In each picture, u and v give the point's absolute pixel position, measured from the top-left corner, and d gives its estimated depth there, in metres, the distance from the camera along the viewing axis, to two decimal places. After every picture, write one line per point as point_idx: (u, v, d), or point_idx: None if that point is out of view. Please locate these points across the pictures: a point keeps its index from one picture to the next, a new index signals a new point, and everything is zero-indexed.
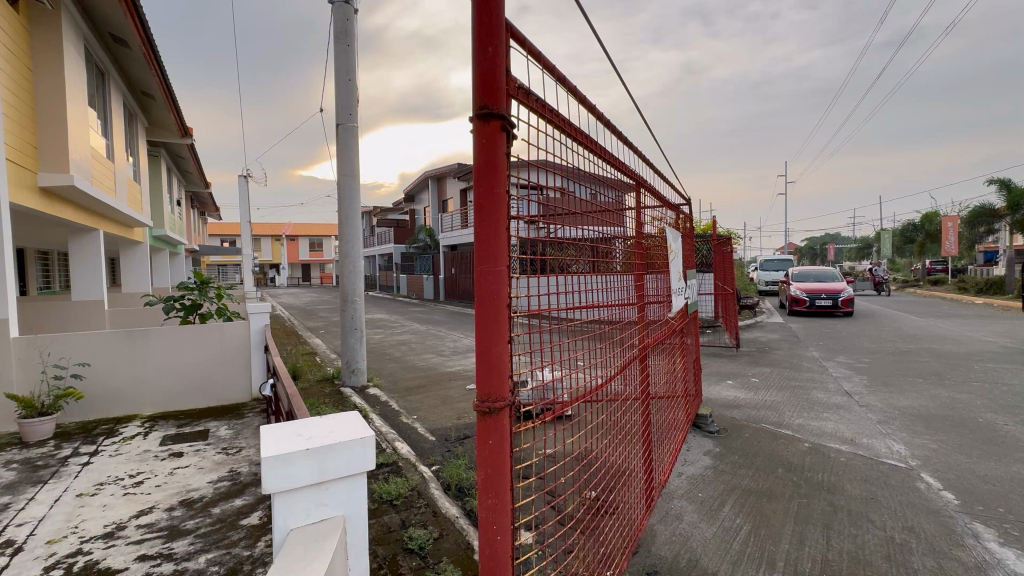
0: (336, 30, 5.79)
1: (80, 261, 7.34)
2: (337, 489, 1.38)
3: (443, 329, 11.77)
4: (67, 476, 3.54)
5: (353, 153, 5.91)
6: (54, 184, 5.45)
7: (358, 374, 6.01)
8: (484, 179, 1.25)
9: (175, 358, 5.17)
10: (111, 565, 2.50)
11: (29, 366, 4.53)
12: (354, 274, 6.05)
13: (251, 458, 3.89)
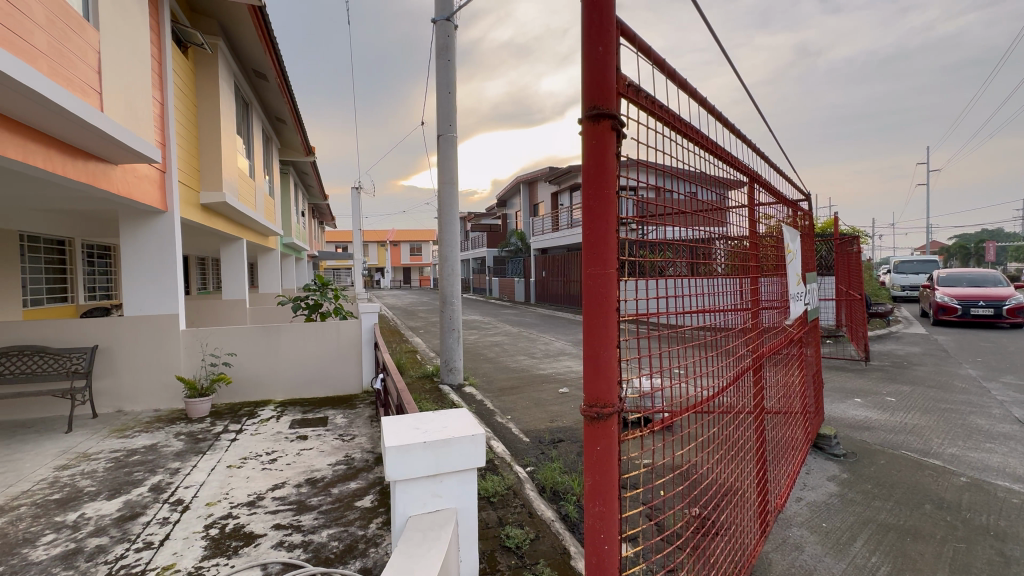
0: (438, 47, 6.12)
1: (229, 265, 8.60)
2: (450, 482, 1.44)
3: (535, 332, 11.89)
4: (220, 449, 4.16)
5: (452, 162, 6.20)
6: (211, 200, 6.44)
7: (456, 372, 6.28)
8: (594, 180, 1.23)
9: (300, 351, 5.82)
10: (253, 529, 2.87)
11: (193, 353, 5.37)
12: (453, 277, 6.32)
13: (364, 445, 4.25)
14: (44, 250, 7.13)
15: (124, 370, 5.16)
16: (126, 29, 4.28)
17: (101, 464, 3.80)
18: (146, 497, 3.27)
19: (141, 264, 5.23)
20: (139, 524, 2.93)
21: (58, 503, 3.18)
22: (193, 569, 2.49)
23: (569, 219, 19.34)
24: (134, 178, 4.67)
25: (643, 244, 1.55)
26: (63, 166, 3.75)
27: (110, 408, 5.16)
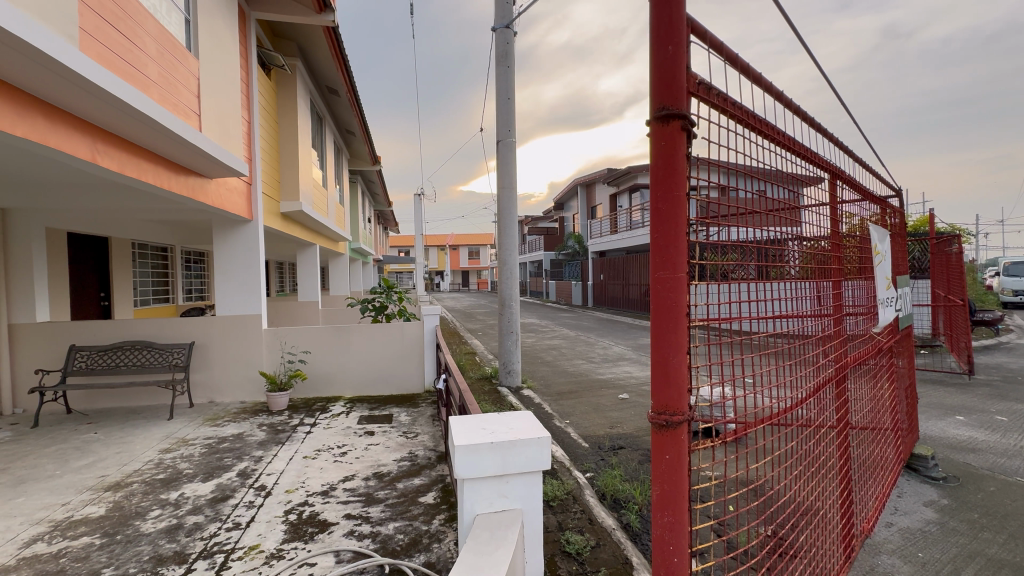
0: (498, 54, 6.23)
1: (304, 269, 9.23)
2: (516, 483, 1.46)
3: (593, 336, 11.72)
4: (297, 440, 4.47)
5: (512, 167, 6.28)
6: (290, 209, 6.95)
7: (514, 374, 6.33)
8: (663, 181, 1.19)
9: (367, 351, 6.12)
10: (327, 517, 3.06)
11: (274, 350, 5.89)
12: (511, 280, 6.39)
13: (426, 443, 4.40)
14: (151, 255, 8.02)
15: (215, 364, 5.68)
16: (220, 56, 4.74)
17: (196, 449, 4.21)
18: (235, 481, 3.58)
19: (231, 268, 5.76)
20: (230, 505, 3.21)
21: (162, 482, 3.56)
22: (275, 550, 2.69)
23: (628, 222, 18.91)
24: (225, 191, 5.16)
25: (713, 246, 1.50)
26: (169, 182, 4.22)
27: (204, 399, 5.69)
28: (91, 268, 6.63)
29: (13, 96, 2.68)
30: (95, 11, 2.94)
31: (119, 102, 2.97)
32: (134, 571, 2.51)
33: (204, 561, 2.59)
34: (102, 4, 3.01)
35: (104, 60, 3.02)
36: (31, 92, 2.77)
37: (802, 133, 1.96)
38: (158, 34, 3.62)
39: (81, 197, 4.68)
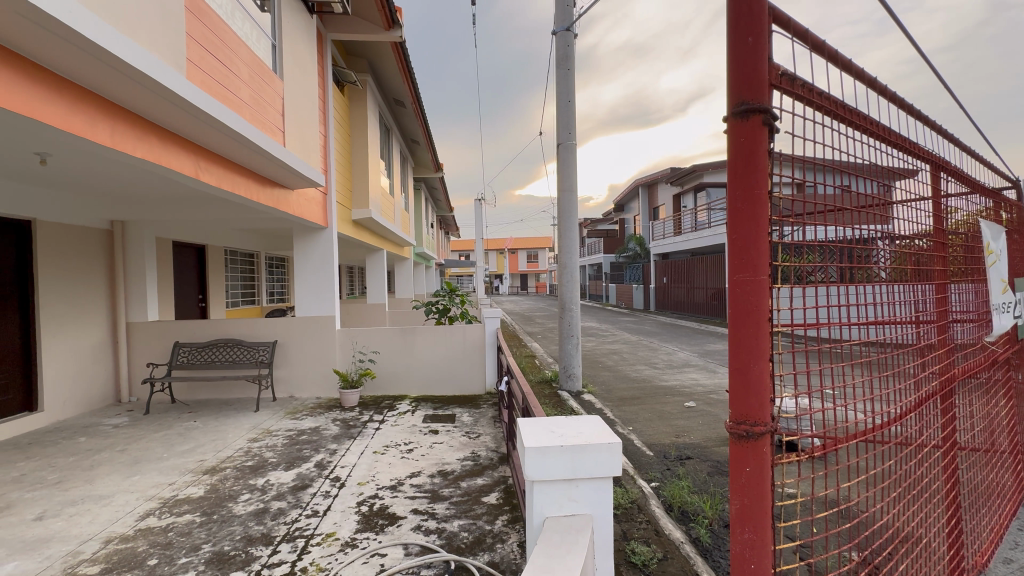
0: (558, 57, 6.23)
1: (372, 273, 9.73)
2: (585, 488, 1.44)
3: (656, 341, 11.34)
4: (367, 436, 4.70)
5: (572, 169, 6.24)
6: (360, 216, 7.36)
7: (574, 378, 6.26)
8: (742, 180, 1.14)
9: (431, 351, 6.32)
10: (396, 511, 3.19)
11: (347, 349, 6.24)
12: (572, 283, 6.33)
13: (488, 444, 4.46)
14: (240, 261, 8.82)
15: (295, 362, 6.12)
16: (301, 76, 5.12)
17: (279, 440, 4.55)
18: (313, 471, 3.83)
19: (309, 273, 6.20)
20: (308, 493, 3.44)
21: (250, 469, 3.89)
22: (349, 538, 2.85)
23: (692, 222, 18.11)
24: (305, 201, 5.57)
25: (794, 246, 1.41)
26: (257, 194, 4.62)
27: (285, 394, 6.15)
28: (191, 273, 7.40)
29: (134, 122, 3.05)
30: (197, 42, 3.28)
31: (217, 123, 3.29)
32: (228, 548, 2.75)
33: (287, 544, 2.79)
34: (204, 35, 3.36)
35: (205, 85, 3.36)
36: (148, 117, 3.13)
37: (898, 122, 1.78)
38: (249, 59, 3.98)
39: (184, 209, 5.25)
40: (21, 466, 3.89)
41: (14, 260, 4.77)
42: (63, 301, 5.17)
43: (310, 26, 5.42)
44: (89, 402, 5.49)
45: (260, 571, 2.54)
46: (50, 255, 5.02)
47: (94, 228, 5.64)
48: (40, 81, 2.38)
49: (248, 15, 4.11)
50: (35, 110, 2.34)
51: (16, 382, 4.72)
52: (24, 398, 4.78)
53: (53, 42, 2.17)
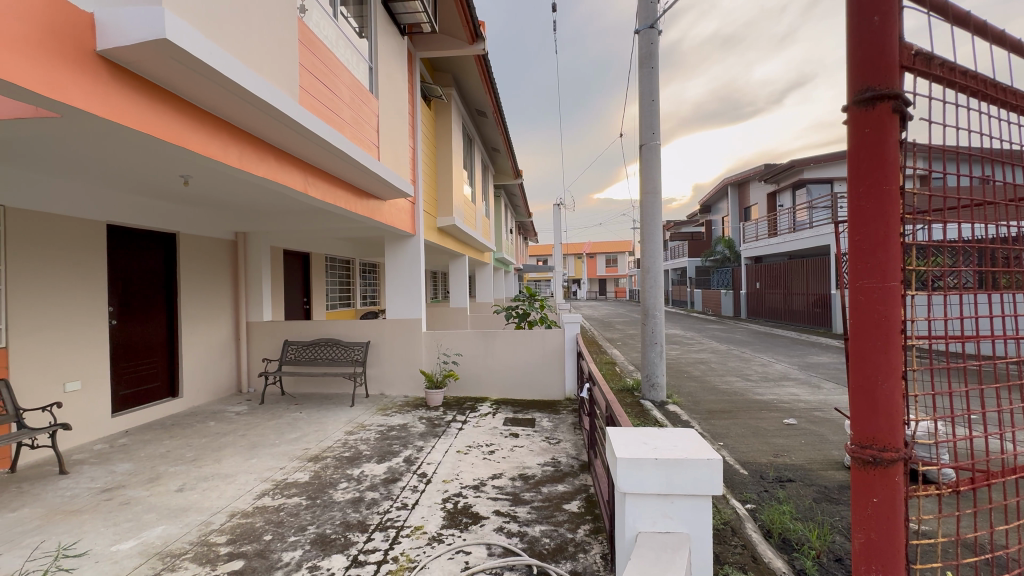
0: (641, 56, 6.05)
1: (455, 278, 10.09)
2: (681, 505, 1.37)
3: (748, 351, 10.52)
4: (451, 435, 4.88)
5: (656, 171, 6.02)
6: (445, 224, 7.68)
7: (658, 388, 5.99)
8: (868, 174, 1.02)
9: (511, 355, 6.40)
10: (479, 510, 3.27)
11: (432, 351, 6.53)
12: (656, 288, 6.07)
13: (569, 451, 4.41)
14: (338, 267, 9.64)
15: (385, 361, 6.53)
16: (394, 94, 5.48)
17: (372, 434, 4.88)
18: (402, 466, 4.05)
19: (399, 278, 6.61)
20: (398, 487, 3.64)
21: (348, 460, 4.20)
22: (436, 533, 2.97)
23: (790, 222, 16.59)
24: (395, 211, 5.95)
25: (926, 247, 1.24)
26: (355, 206, 5.00)
27: (377, 391, 6.57)
28: (298, 278, 8.21)
29: (258, 146, 3.46)
30: (307, 70, 3.63)
31: (323, 142, 3.62)
32: (330, 531, 2.99)
33: (380, 533, 2.97)
34: (313, 64, 3.72)
35: (313, 109, 3.71)
36: (267, 140, 3.53)
37: None
38: (350, 82, 4.35)
39: (293, 220, 5.85)
40: (166, 444, 4.54)
41: (164, 267, 5.61)
42: (199, 302, 5.99)
43: (402, 47, 5.79)
44: (217, 390, 6.29)
45: (357, 555, 2.73)
46: (190, 262, 5.84)
47: (223, 239, 6.48)
48: (187, 114, 2.78)
49: (349, 42, 4.48)
50: (183, 139, 2.74)
51: (163, 370, 5.54)
52: (168, 385, 5.60)
53: (199, 80, 2.53)
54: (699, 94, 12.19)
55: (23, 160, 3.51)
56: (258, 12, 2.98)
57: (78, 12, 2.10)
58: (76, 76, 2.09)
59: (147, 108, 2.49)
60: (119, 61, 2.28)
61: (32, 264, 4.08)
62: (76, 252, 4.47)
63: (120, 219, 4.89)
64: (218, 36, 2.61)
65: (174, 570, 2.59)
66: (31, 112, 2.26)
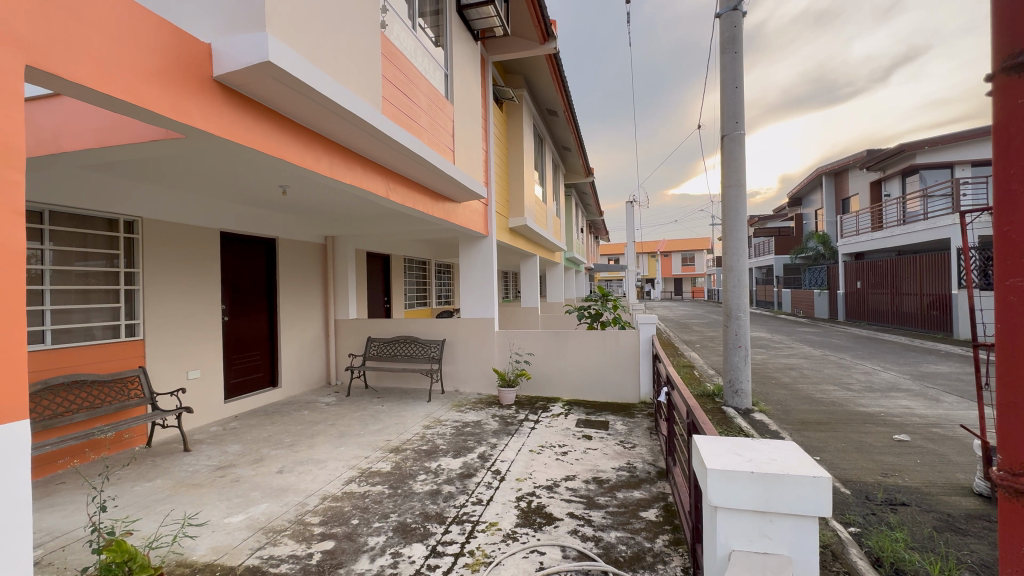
0: (723, 41, 5.69)
1: (527, 277, 10.14)
2: (782, 525, 1.26)
3: (848, 357, 9.50)
4: (524, 434, 4.91)
5: (740, 162, 5.61)
6: (516, 224, 7.74)
7: (743, 395, 5.58)
8: (1020, 159, 0.88)
9: (583, 356, 6.30)
10: (553, 511, 3.25)
11: (504, 350, 6.61)
12: (740, 288, 5.65)
13: (645, 456, 4.25)
14: (415, 268, 10.10)
15: (460, 359, 6.73)
16: (468, 98, 5.62)
17: (447, 429, 5.04)
18: (477, 462, 4.14)
19: (473, 278, 6.78)
20: (474, 482, 3.73)
21: (425, 453, 4.37)
22: (510, 531, 3.00)
23: (898, 213, 14.75)
24: (468, 213, 6.11)
25: None
26: (432, 209, 5.19)
27: (451, 387, 6.78)
28: (379, 279, 8.70)
29: (346, 156, 3.70)
30: (389, 81, 3.84)
31: (404, 149, 3.80)
32: (410, 521, 3.12)
33: (457, 526, 3.05)
34: (394, 74, 3.92)
35: (395, 117, 3.90)
36: (354, 149, 3.77)
37: None
38: (427, 90, 4.53)
39: (375, 224, 6.20)
40: (268, 429, 5.02)
41: (266, 269, 6.20)
42: (295, 300, 6.56)
43: (476, 52, 5.92)
44: (310, 382, 6.85)
45: (435, 546, 2.83)
46: (287, 265, 6.41)
47: (315, 243, 7.04)
48: (287, 129, 3.04)
49: (426, 51, 4.66)
50: (284, 152, 3.00)
51: (265, 362, 6.14)
52: (269, 375, 6.20)
53: (297, 98, 2.76)
54: (788, 77, 11.20)
55: (155, 176, 4.04)
56: (347, 30, 3.19)
57: (198, 44, 2.37)
58: (197, 101, 2.36)
59: (254, 126, 2.75)
60: (232, 85, 2.54)
61: (164, 267, 4.71)
62: (197, 256, 5.07)
63: (230, 226, 5.48)
64: (313, 56, 2.83)
65: (276, 544, 2.85)
66: (163, 135, 2.59)
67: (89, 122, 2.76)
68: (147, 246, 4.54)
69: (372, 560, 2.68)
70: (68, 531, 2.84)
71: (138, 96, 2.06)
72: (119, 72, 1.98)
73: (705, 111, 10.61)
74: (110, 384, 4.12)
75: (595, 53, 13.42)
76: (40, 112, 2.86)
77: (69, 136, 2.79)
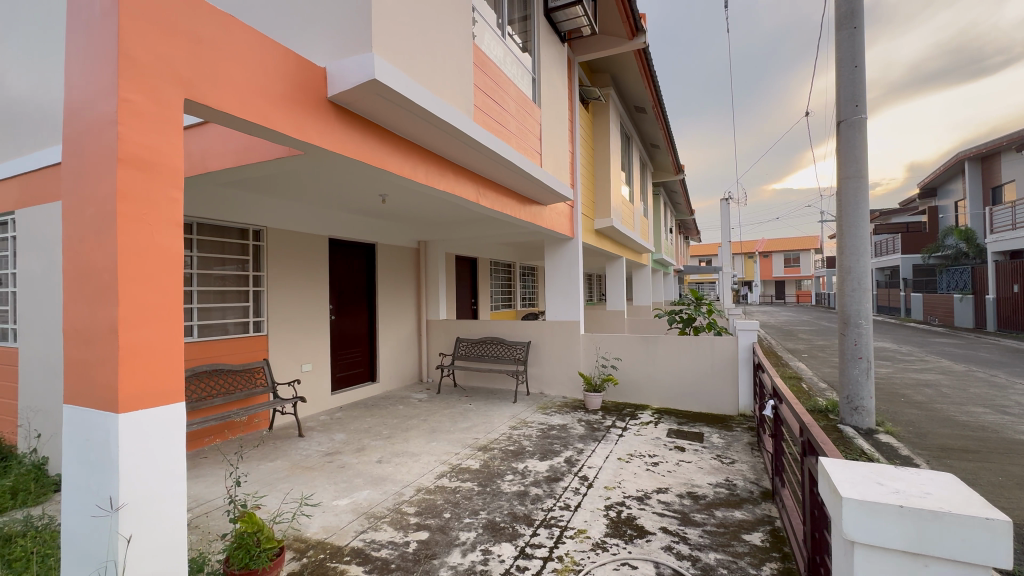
0: (838, 17, 5.10)
1: (613, 280, 9.89)
2: (940, 572, 1.07)
3: (1004, 375, 7.97)
4: (611, 441, 4.77)
5: (860, 150, 4.97)
6: (602, 225, 7.57)
7: (864, 413, 4.92)
8: None
9: (674, 363, 5.99)
10: (644, 524, 3.11)
11: (591, 354, 6.51)
12: (861, 292, 4.99)
13: (747, 474, 3.92)
14: (501, 271, 10.33)
15: (545, 361, 6.75)
16: (555, 100, 5.61)
17: (533, 431, 5.06)
18: (564, 466, 4.10)
19: (559, 281, 6.77)
20: (561, 486, 3.69)
21: (513, 453, 4.42)
22: (600, 540, 2.92)
23: None
24: (554, 215, 6.11)
25: None
26: (520, 213, 5.25)
27: (536, 389, 6.81)
28: (467, 281, 9.02)
29: (440, 163, 3.86)
30: (480, 89, 3.95)
31: (494, 154, 3.88)
32: (499, 520, 3.17)
33: (545, 529, 3.04)
34: (485, 82, 4.03)
35: (485, 124, 4.01)
36: (448, 157, 3.92)
37: None
38: (516, 95, 4.61)
39: (464, 228, 6.43)
40: (368, 420, 5.41)
41: (367, 272, 6.71)
42: (391, 301, 7.01)
43: (562, 54, 5.90)
44: (404, 378, 7.27)
45: (524, 547, 2.84)
46: (385, 268, 6.88)
47: (409, 247, 7.48)
48: (389, 141, 3.24)
49: (514, 57, 4.74)
50: (386, 163, 3.21)
51: (365, 359, 6.64)
52: (369, 371, 6.68)
53: (399, 112, 2.94)
54: (920, 51, 9.76)
55: (278, 190, 4.56)
56: (442, 43, 3.34)
57: (315, 68, 2.62)
58: (314, 120, 2.61)
59: (361, 141, 2.98)
60: (343, 104, 2.78)
61: (284, 271, 5.28)
62: (311, 260, 5.62)
63: (337, 233, 6.00)
64: (413, 72, 3.00)
65: (376, 529, 3.05)
66: (286, 153, 2.89)
67: (228, 145, 3.17)
68: (271, 252, 5.12)
69: (463, 554, 2.76)
70: (210, 500, 3.29)
71: (268, 119, 2.32)
72: (253, 99, 2.24)
73: (815, 96, 9.58)
74: (242, 373, 4.71)
75: (686, 46, 12.76)
76: (194, 138, 3.36)
77: (214, 159, 3.24)
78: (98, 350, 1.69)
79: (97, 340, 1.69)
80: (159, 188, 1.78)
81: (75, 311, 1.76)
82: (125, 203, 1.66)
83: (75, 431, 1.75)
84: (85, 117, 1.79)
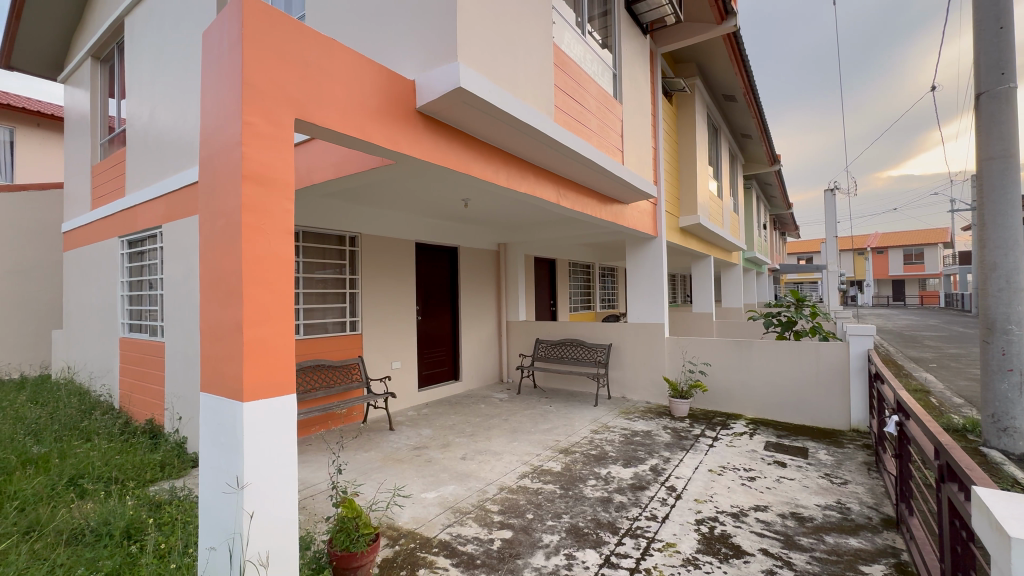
0: None
1: (700, 280, 9.34)
2: None
3: None
4: (701, 451, 4.50)
5: (1007, 125, 4.21)
6: (688, 223, 7.18)
7: (1017, 436, 4.14)
8: None
9: (772, 370, 5.51)
10: (741, 543, 2.88)
11: (677, 358, 6.21)
12: (1011, 293, 4.22)
13: (864, 497, 3.48)
14: (580, 272, 10.24)
15: (627, 365, 6.55)
16: (636, 95, 5.43)
17: (616, 436, 4.92)
18: (649, 474, 3.93)
19: (642, 281, 6.53)
20: (646, 495, 3.54)
21: (594, 458, 4.33)
22: (691, 556, 2.75)
23: None
24: (636, 214, 5.90)
25: None
26: (601, 212, 5.14)
27: (618, 393, 6.62)
28: (546, 283, 9.03)
29: (521, 165, 3.89)
30: (561, 89, 3.93)
31: (574, 154, 3.84)
32: (582, 525, 3.12)
33: (631, 539, 2.93)
34: (566, 83, 4.01)
35: (566, 124, 3.98)
36: (529, 160, 3.94)
37: None
38: (597, 93, 4.52)
39: (544, 229, 6.44)
40: (452, 418, 5.60)
41: (450, 274, 6.97)
42: (473, 302, 7.21)
43: (644, 46, 5.70)
44: (486, 378, 7.45)
45: (609, 556, 2.76)
46: (467, 271, 7.10)
47: (490, 250, 7.66)
48: (472, 147, 3.33)
49: (594, 54, 4.66)
50: (469, 168, 3.29)
51: (449, 358, 6.90)
52: (452, 369, 6.94)
53: (482, 118, 3.01)
54: None
55: (371, 199, 4.88)
56: (523, 47, 3.37)
57: (406, 82, 2.76)
58: (405, 131, 2.75)
59: (448, 148, 3.09)
60: (431, 114, 2.90)
61: (377, 274, 5.64)
62: (399, 263, 5.95)
63: (423, 238, 6.30)
64: (496, 77, 3.05)
65: (462, 524, 3.14)
66: (379, 164, 3.08)
67: (329, 158, 3.46)
68: (365, 257, 5.50)
69: (547, 557, 2.75)
70: (314, 484, 3.60)
71: (365, 132, 2.48)
72: (353, 114, 2.42)
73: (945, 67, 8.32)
74: (340, 368, 5.12)
75: (782, 25, 11.73)
76: (301, 155, 3.72)
77: (318, 171, 3.55)
78: (227, 346, 1.91)
79: (226, 337, 1.91)
80: (276, 200, 1.98)
81: (210, 311, 2.02)
82: (247, 214, 1.87)
83: (209, 416, 1.99)
84: (217, 140, 2.04)
